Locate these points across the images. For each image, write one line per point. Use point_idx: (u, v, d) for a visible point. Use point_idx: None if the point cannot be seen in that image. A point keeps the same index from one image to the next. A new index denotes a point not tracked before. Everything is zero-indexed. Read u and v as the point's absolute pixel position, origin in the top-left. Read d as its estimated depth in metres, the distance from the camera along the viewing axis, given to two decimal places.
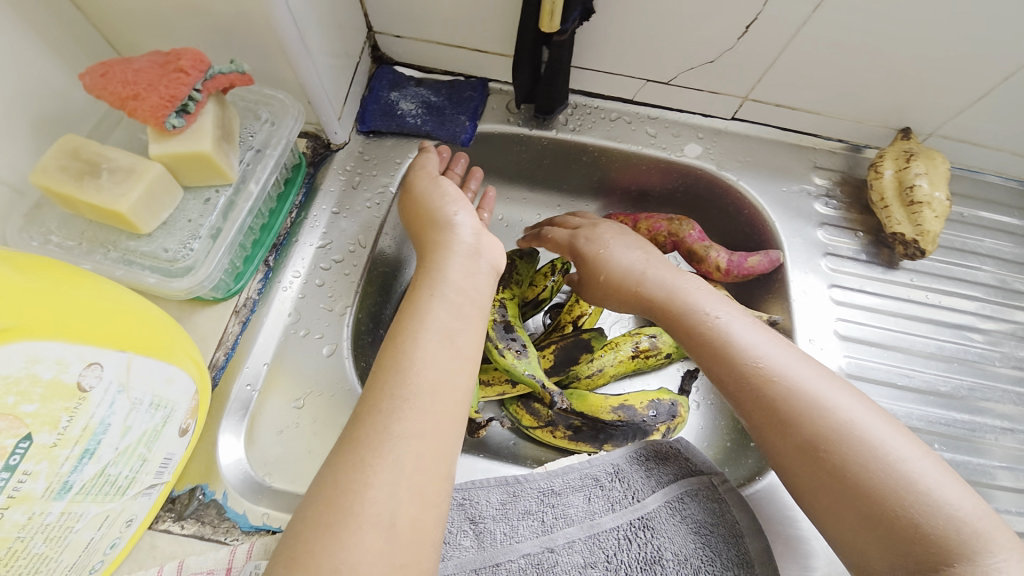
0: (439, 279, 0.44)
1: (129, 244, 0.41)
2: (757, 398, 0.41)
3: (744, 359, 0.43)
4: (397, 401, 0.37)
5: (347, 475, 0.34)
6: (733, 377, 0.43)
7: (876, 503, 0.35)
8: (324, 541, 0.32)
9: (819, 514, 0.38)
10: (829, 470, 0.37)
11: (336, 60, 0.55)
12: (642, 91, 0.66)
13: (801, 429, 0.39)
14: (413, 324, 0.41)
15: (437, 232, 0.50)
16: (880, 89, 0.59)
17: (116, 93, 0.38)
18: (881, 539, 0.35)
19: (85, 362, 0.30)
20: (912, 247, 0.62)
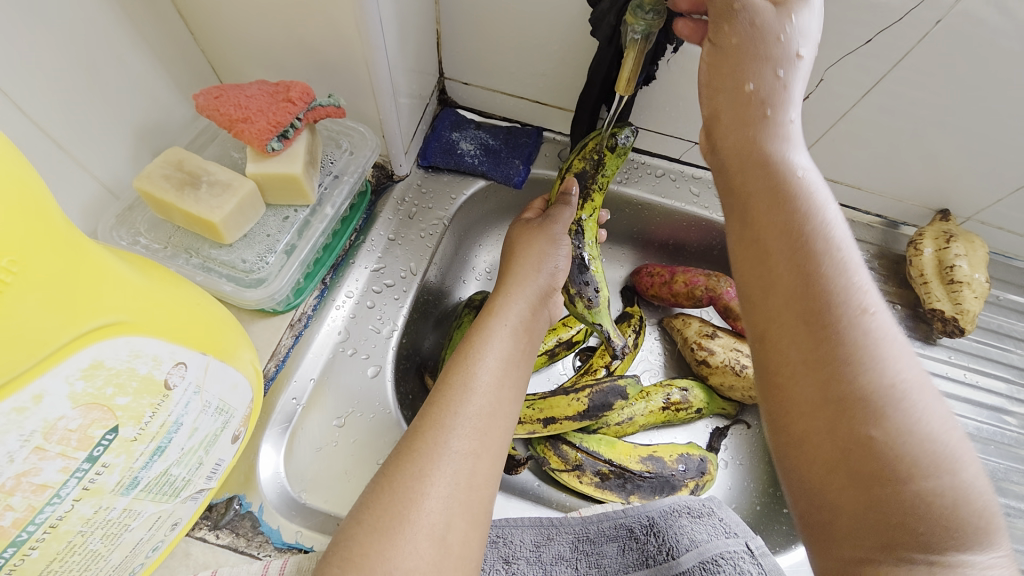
0: (506, 311, 0.48)
1: (210, 252, 0.44)
2: (808, 313, 0.31)
3: (833, 277, 0.32)
4: (458, 418, 0.40)
5: (403, 481, 0.36)
6: (794, 279, 0.32)
7: (897, 466, 0.28)
8: (379, 544, 0.34)
9: (819, 477, 0.30)
10: (855, 413, 0.29)
11: (411, 100, 0.59)
12: (689, 152, 0.69)
13: (854, 354, 0.30)
14: (476, 350, 0.44)
15: (525, 268, 0.51)
16: (921, 171, 0.62)
17: (228, 114, 0.41)
18: (882, 513, 0.28)
19: (174, 361, 0.32)
20: (951, 325, 0.63)
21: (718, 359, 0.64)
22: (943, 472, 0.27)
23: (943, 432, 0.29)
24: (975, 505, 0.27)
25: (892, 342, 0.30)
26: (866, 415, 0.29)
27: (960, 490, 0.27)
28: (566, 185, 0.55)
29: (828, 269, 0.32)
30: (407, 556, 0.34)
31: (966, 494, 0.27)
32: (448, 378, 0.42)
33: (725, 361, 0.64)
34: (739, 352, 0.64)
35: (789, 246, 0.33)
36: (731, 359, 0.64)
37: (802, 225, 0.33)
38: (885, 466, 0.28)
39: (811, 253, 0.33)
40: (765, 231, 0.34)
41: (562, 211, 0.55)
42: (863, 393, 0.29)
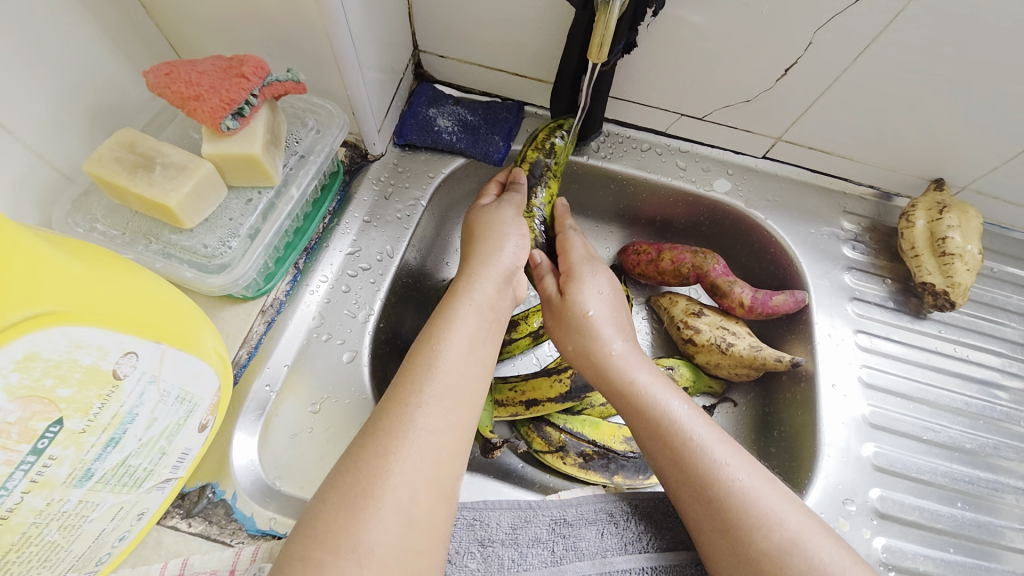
0: (471, 291, 0.48)
1: (170, 238, 0.42)
2: (686, 484, 0.43)
3: (692, 448, 0.43)
4: (424, 397, 0.39)
5: (368, 459, 0.36)
6: (670, 454, 0.44)
7: (739, 513, 0.40)
8: (344, 521, 0.34)
9: (700, 524, 0.41)
10: (714, 506, 0.41)
11: (383, 75, 0.56)
12: (676, 125, 0.67)
13: (730, 510, 0.40)
14: (442, 330, 0.44)
15: (486, 252, 0.51)
16: (916, 140, 0.60)
17: (178, 92, 0.39)
18: (740, 535, 0.39)
19: (122, 351, 0.31)
20: (942, 299, 0.61)
21: (704, 337, 0.63)
22: (763, 497, 0.40)
23: (752, 469, 0.42)
24: (793, 514, 0.40)
25: (700, 423, 0.45)
26: (711, 490, 0.41)
27: (780, 502, 0.41)
28: (514, 175, 0.59)
29: (677, 428, 0.45)
30: (374, 532, 0.34)
31: (783, 508, 0.40)
32: (412, 357, 0.42)
33: (710, 339, 0.62)
34: (726, 330, 0.63)
35: (657, 442, 0.45)
36: (717, 337, 0.62)
37: (656, 413, 0.46)
38: (731, 509, 0.40)
39: (669, 433, 0.45)
40: (645, 427, 0.46)
41: (512, 196, 0.57)
42: (736, 512, 0.40)
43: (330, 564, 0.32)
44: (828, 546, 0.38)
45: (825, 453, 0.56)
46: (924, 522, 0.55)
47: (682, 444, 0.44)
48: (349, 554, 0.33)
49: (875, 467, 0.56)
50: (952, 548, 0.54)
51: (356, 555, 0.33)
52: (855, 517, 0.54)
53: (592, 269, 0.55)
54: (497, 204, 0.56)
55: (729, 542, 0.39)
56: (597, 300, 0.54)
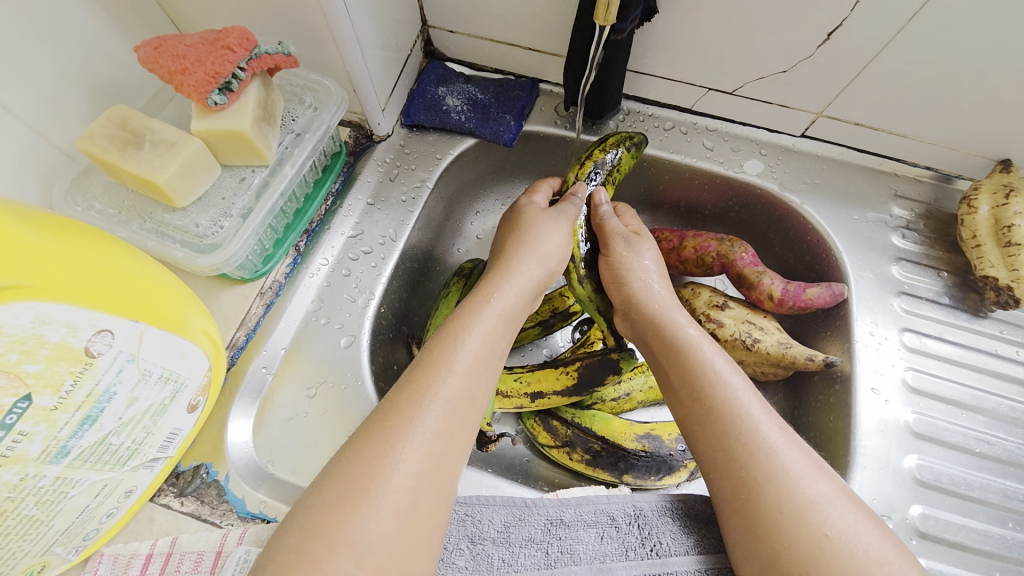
0: (502, 298, 0.45)
1: (163, 217, 0.42)
2: (726, 469, 0.38)
3: (742, 428, 0.38)
4: (436, 399, 0.36)
5: (372, 456, 0.34)
6: (714, 431, 0.39)
7: (785, 504, 0.35)
8: (343, 514, 0.32)
9: (734, 514, 0.37)
10: (756, 493, 0.36)
11: (386, 52, 0.54)
12: (703, 101, 0.61)
13: (774, 500, 0.36)
14: (463, 333, 0.41)
15: (525, 258, 0.48)
16: (983, 113, 0.52)
17: (166, 67, 0.39)
18: (784, 530, 0.35)
19: (94, 328, 0.31)
20: (1005, 295, 0.54)
21: (727, 332, 0.57)
22: (817, 488, 0.36)
23: (804, 455, 0.38)
24: (848, 508, 0.35)
25: (752, 399, 0.40)
26: (757, 476, 0.37)
27: (835, 494, 0.36)
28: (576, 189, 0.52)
29: (726, 404, 0.40)
30: (371, 528, 0.32)
31: (837, 502, 0.36)
32: (429, 357, 0.39)
33: (735, 334, 0.57)
34: (752, 325, 0.57)
35: (699, 417, 0.41)
36: (742, 332, 0.57)
37: (703, 384, 0.41)
38: (776, 502, 0.35)
39: (714, 408, 0.40)
40: (689, 399, 0.42)
41: (569, 207, 0.51)
42: (781, 506, 0.35)
43: (324, 558, 0.30)
44: (886, 543, 0.34)
45: (860, 462, 0.50)
46: (970, 543, 0.49)
47: (730, 422, 0.39)
48: (343, 550, 0.31)
49: (917, 481, 0.50)
50: (999, 573, 0.48)
51: (353, 552, 0.31)
52: None
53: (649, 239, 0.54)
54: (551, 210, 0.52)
55: (768, 538, 0.35)
56: (653, 269, 0.51)
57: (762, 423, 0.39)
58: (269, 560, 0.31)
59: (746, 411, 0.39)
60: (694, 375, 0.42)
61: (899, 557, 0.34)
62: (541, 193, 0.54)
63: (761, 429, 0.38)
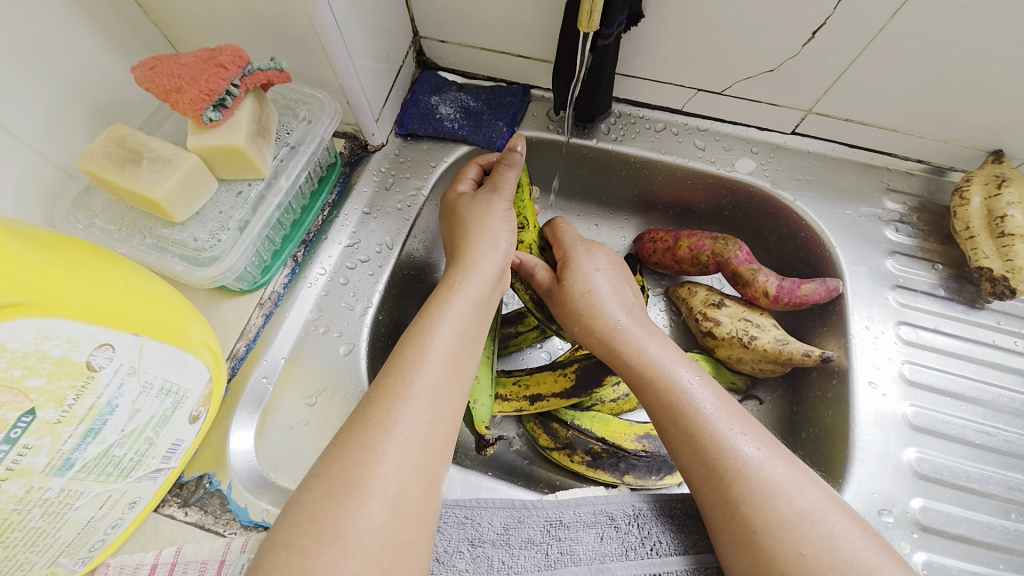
0: (466, 287, 0.45)
1: (163, 232, 0.43)
2: (703, 491, 0.39)
3: (713, 455, 0.39)
4: (414, 389, 0.38)
5: (357, 448, 0.35)
6: (688, 455, 0.40)
7: (760, 523, 0.36)
8: (331, 509, 0.32)
9: (717, 532, 0.38)
10: (734, 514, 0.37)
11: (378, 63, 0.55)
12: (693, 102, 0.62)
13: (750, 523, 0.36)
14: (433, 323, 0.42)
15: (483, 250, 0.48)
16: (972, 105, 0.52)
17: (162, 85, 0.40)
18: (760, 551, 0.35)
19: (96, 343, 0.32)
20: (1000, 285, 0.54)
21: (724, 330, 0.58)
22: (795, 504, 0.36)
23: (783, 470, 0.38)
24: (835, 515, 0.36)
25: (724, 420, 0.40)
26: (731, 497, 0.37)
27: (816, 505, 0.36)
28: (512, 142, 0.53)
29: (697, 428, 0.40)
30: (362, 521, 0.32)
31: (820, 512, 0.36)
32: (404, 349, 0.40)
33: (732, 332, 0.57)
34: (748, 322, 0.57)
35: (673, 440, 0.41)
36: (739, 330, 0.57)
37: (675, 409, 0.42)
38: (751, 523, 0.36)
39: (687, 432, 0.41)
40: (665, 425, 0.42)
41: (505, 177, 0.52)
42: (757, 527, 0.36)
43: (315, 553, 0.31)
44: (872, 552, 0.34)
45: (859, 457, 0.50)
46: (972, 536, 0.49)
47: (702, 446, 0.40)
48: (333, 542, 0.31)
49: (917, 474, 0.50)
50: (1003, 565, 0.48)
51: (346, 546, 0.31)
52: (894, 530, 0.48)
53: (589, 253, 0.52)
54: (483, 193, 0.52)
55: (747, 558, 0.36)
56: (604, 288, 0.50)
57: (734, 444, 0.39)
58: (263, 558, 0.31)
59: (716, 436, 0.39)
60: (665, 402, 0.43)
61: (885, 565, 0.34)
62: (467, 180, 0.55)
63: (731, 453, 0.38)
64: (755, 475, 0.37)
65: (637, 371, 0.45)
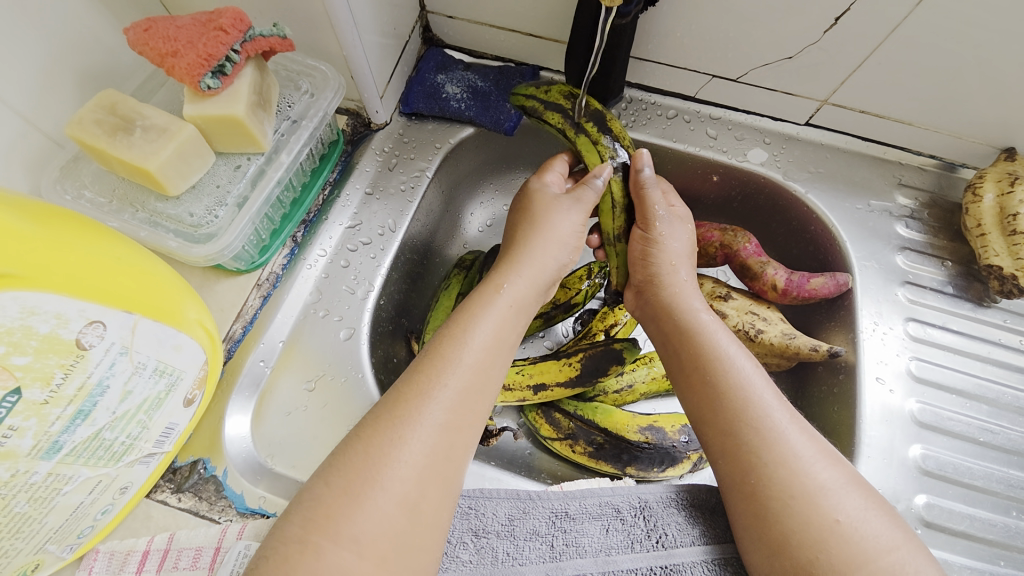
0: (512, 288, 0.44)
1: (156, 206, 0.41)
2: (735, 457, 0.38)
3: (755, 420, 0.38)
4: (442, 389, 0.36)
5: (378, 445, 0.33)
6: (724, 417, 0.39)
7: (796, 488, 0.35)
8: (344, 507, 0.31)
9: (741, 501, 0.37)
10: (767, 480, 0.36)
11: (383, 37, 0.52)
12: (707, 88, 0.60)
13: (785, 488, 0.35)
14: (470, 322, 0.40)
15: (538, 248, 0.47)
16: (991, 99, 0.51)
17: (157, 49, 0.37)
18: (794, 514, 0.35)
19: (86, 320, 0.30)
20: (1009, 284, 0.53)
21: (730, 323, 0.57)
22: (827, 473, 0.36)
23: (813, 442, 0.37)
24: (857, 496, 0.35)
25: (765, 386, 0.40)
26: (767, 462, 0.36)
27: (844, 480, 0.36)
28: (598, 169, 0.47)
29: (740, 391, 0.39)
30: (372, 518, 0.31)
31: (847, 488, 0.36)
32: (439, 346, 0.39)
33: (738, 325, 0.56)
34: (755, 315, 0.56)
35: (708, 404, 0.40)
36: (745, 323, 0.56)
37: (716, 370, 0.41)
38: (785, 488, 0.35)
39: (726, 393, 0.40)
40: (703, 388, 0.41)
41: (585, 192, 0.48)
42: (791, 492, 0.35)
43: (329, 550, 0.30)
44: (896, 530, 0.34)
45: (865, 452, 0.50)
46: (975, 533, 0.49)
47: (741, 409, 0.39)
48: (347, 544, 0.30)
49: (922, 470, 0.50)
50: (1004, 562, 0.48)
51: (355, 544, 0.30)
52: None
53: (670, 223, 0.49)
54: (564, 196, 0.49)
55: (779, 524, 0.35)
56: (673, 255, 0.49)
57: (772, 408, 0.39)
58: (273, 550, 0.30)
59: (758, 401, 0.39)
60: (709, 366, 0.41)
61: (911, 543, 0.34)
62: (552, 172, 0.52)
63: (771, 416, 0.38)
64: (792, 440, 0.37)
65: (683, 340, 0.44)
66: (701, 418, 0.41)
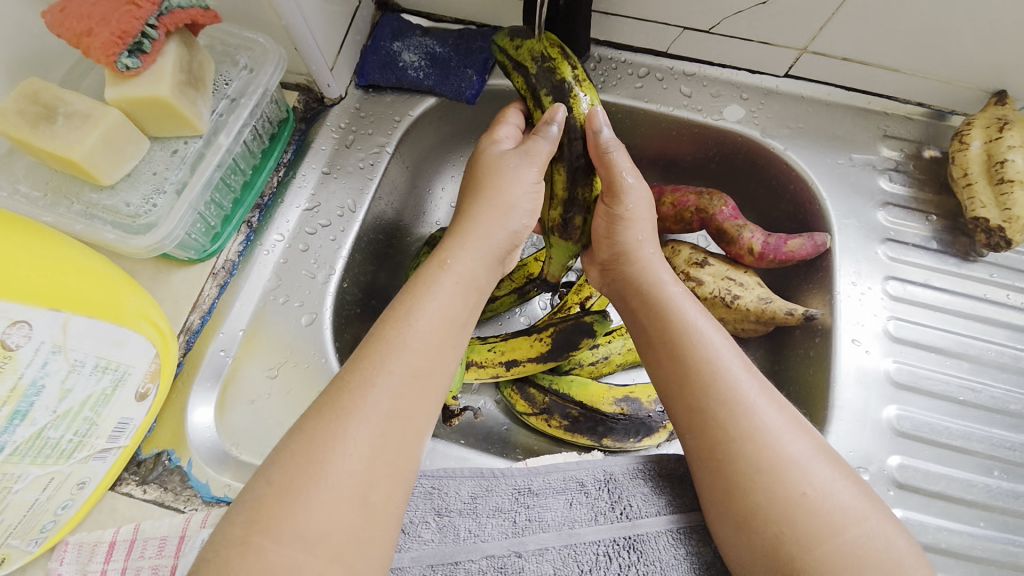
0: (459, 264, 0.42)
1: (91, 197, 0.40)
2: (703, 432, 0.37)
3: (723, 394, 0.37)
4: (387, 376, 0.35)
5: (322, 439, 0.33)
6: (694, 390, 0.38)
7: (764, 462, 0.35)
8: (287, 504, 0.31)
9: (709, 476, 0.37)
10: (734, 455, 0.35)
11: (327, 3, 0.49)
12: (679, 42, 0.57)
13: (753, 462, 0.35)
14: (417, 303, 0.39)
15: (486, 219, 0.45)
16: (982, 38, 0.48)
17: (71, 29, 0.35)
18: (761, 488, 0.34)
19: (8, 321, 0.30)
20: (996, 237, 0.51)
21: (707, 290, 0.55)
22: (796, 445, 0.35)
23: (783, 413, 0.37)
24: (826, 467, 0.35)
25: (735, 359, 0.39)
26: (735, 436, 0.36)
27: (813, 451, 0.35)
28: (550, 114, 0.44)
29: (710, 365, 0.38)
30: (316, 513, 0.31)
31: (816, 459, 0.35)
32: (383, 330, 0.37)
33: (714, 292, 0.55)
34: (732, 281, 0.55)
35: (677, 378, 0.39)
36: (722, 289, 0.55)
37: (685, 344, 0.40)
38: (752, 462, 0.35)
39: (695, 367, 0.39)
40: (672, 363, 0.40)
41: (536, 144, 0.45)
42: (759, 466, 0.35)
43: (272, 551, 0.29)
44: (863, 499, 0.34)
45: (838, 416, 0.49)
46: (951, 492, 0.48)
47: (710, 382, 0.38)
48: (292, 543, 0.30)
49: (897, 432, 0.49)
50: (981, 520, 0.48)
51: (301, 542, 0.30)
52: None
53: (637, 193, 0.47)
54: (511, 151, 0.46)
55: (747, 498, 0.34)
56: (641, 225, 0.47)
57: (741, 381, 0.38)
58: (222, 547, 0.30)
59: (728, 374, 0.38)
60: (678, 340, 0.40)
61: (876, 513, 0.34)
62: (504, 128, 0.49)
63: (739, 389, 0.37)
64: (763, 414, 0.36)
65: (653, 313, 0.43)
66: (671, 392, 0.40)
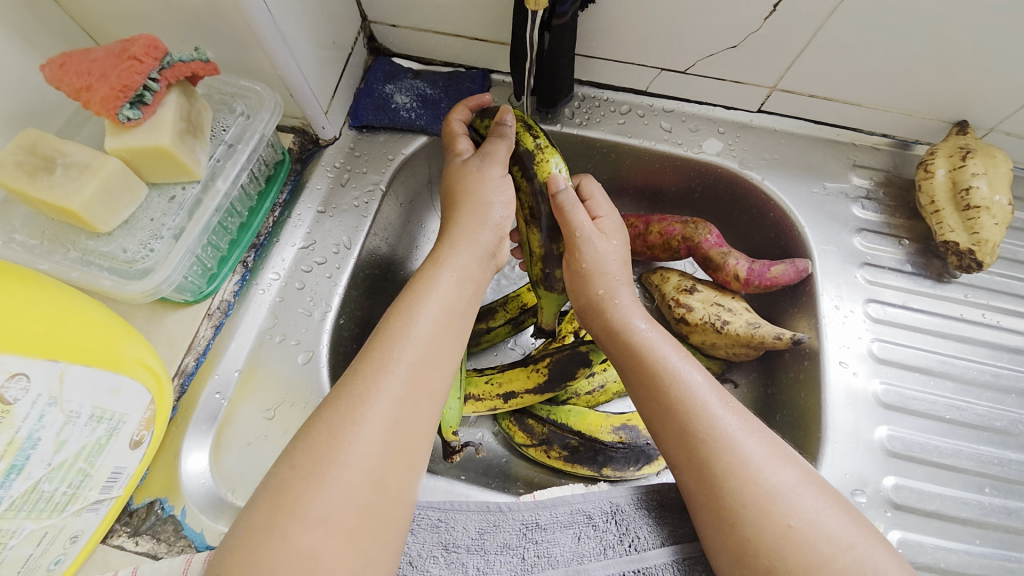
0: (454, 261, 0.43)
1: (87, 244, 0.40)
2: (688, 468, 0.38)
3: (702, 431, 0.38)
4: (397, 363, 0.36)
5: (335, 425, 0.33)
6: (673, 428, 0.39)
7: (748, 497, 0.35)
8: (304, 486, 0.30)
9: (700, 513, 0.37)
10: (719, 491, 0.36)
11: (322, 51, 0.51)
12: (657, 82, 0.60)
13: (736, 497, 0.35)
14: (420, 296, 0.40)
15: (472, 218, 0.46)
16: (937, 76, 0.51)
17: (72, 85, 0.36)
18: (747, 524, 0.35)
19: (6, 373, 0.29)
20: (967, 259, 0.54)
21: (697, 316, 0.56)
22: (779, 477, 0.36)
23: (765, 445, 0.38)
24: (811, 496, 0.35)
25: (712, 394, 0.40)
26: (718, 471, 0.36)
27: (797, 481, 0.36)
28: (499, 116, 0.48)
29: (688, 403, 0.40)
30: (332, 496, 0.30)
31: (801, 489, 0.36)
32: (389, 323, 0.38)
33: (704, 318, 0.56)
34: (721, 307, 0.56)
35: (659, 418, 0.41)
36: (712, 315, 0.56)
37: (663, 384, 0.41)
38: (736, 497, 0.35)
39: (672, 407, 0.40)
40: (653, 402, 0.41)
41: (494, 146, 0.47)
42: (743, 501, 0.35)
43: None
44: (851, 526, 0.34)
45: (832, 438, 0.50)
46: (946, 511, 0.49)
47: (687, 422, 0.39)
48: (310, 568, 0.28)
49: (889, 452, 0.50)
50: (978, 539, 0.49)
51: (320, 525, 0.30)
52: (867, 509, 0.48)
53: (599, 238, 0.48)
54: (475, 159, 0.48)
55: (735, 534, 0.35)
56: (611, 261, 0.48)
57: (719, 416, 0.39)
58: None
59: (704, 412, 0.39)
60: (655, 380, 0.42)
61: (866, 539, 0.34)
62: (463, 139, 0.50)
63: (717, 425, 0.38)
64: (742, 448, 0.37)
65: (631, 354, 0.44)
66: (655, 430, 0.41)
